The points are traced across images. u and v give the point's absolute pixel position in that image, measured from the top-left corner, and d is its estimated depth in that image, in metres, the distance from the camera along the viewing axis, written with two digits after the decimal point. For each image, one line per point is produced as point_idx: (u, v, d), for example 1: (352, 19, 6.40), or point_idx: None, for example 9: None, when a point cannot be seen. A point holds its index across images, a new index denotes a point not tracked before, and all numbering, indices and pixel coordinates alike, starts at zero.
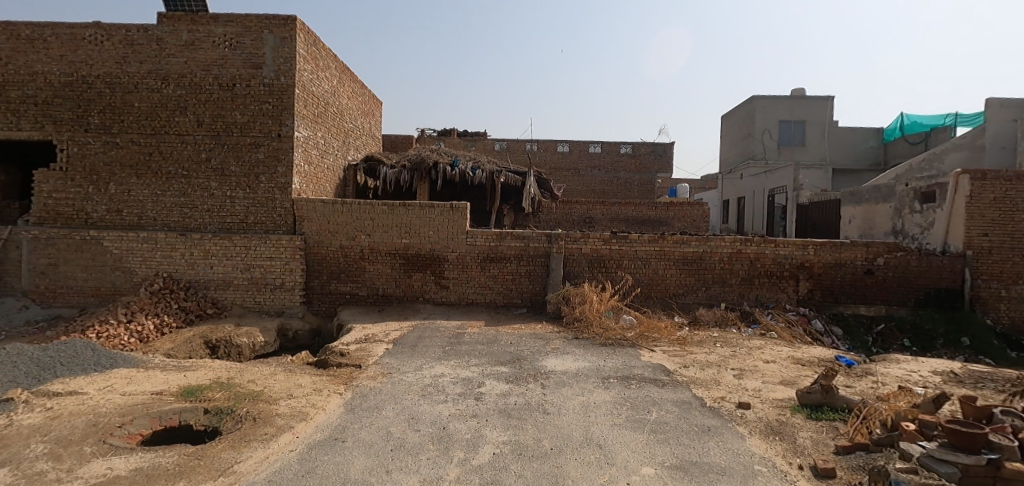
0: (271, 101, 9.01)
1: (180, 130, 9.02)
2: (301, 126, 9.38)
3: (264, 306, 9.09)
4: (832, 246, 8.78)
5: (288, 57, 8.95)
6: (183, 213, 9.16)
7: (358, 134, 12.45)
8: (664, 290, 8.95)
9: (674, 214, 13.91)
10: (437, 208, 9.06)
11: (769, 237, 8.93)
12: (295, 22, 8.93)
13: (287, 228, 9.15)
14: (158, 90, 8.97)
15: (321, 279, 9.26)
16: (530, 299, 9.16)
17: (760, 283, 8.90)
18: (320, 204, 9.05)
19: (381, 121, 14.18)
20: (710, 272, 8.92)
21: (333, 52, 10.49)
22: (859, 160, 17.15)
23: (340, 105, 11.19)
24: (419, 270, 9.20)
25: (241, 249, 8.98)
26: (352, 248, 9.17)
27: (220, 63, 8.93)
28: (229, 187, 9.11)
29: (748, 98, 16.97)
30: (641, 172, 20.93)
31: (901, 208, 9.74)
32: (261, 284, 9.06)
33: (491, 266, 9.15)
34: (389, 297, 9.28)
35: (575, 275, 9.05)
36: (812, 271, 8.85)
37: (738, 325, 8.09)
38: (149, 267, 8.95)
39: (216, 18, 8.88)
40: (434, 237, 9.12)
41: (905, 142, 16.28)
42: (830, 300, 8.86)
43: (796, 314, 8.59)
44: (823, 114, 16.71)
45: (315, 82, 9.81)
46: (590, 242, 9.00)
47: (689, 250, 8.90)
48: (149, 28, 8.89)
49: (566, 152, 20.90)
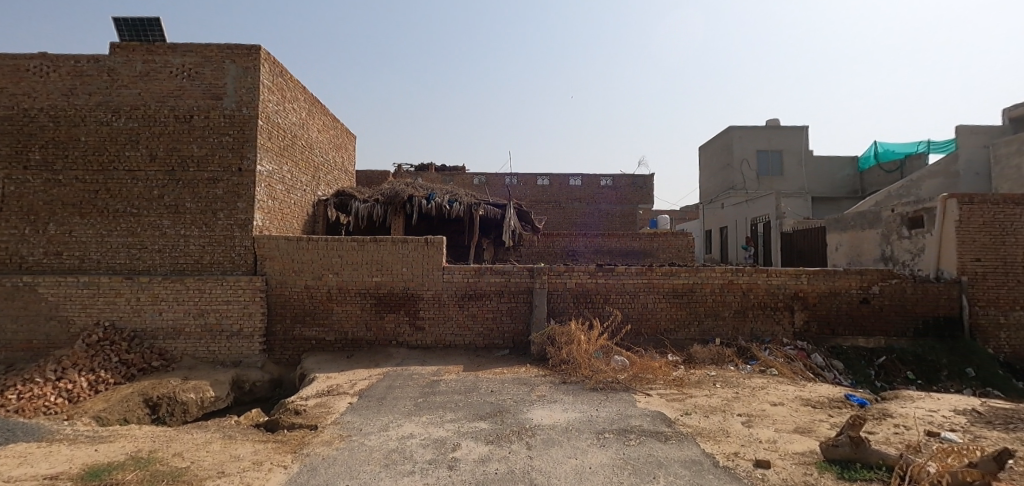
0: (231, 133, 8.45)
1: (131, 166, 8.35)
2: (265, 159, 8.81)
3: (218, 356, 8.21)
4: (826, 274, 8.44)
5: (251, 88, 8.49)
6: (131, 254, 8.34)
7: (329, 168, 11.94)
8: (654, 326, 8.41)
9: (658, 244, 13.57)
10: (411, 243, 8.45)
11: (760, 267, 8.55)
12: (259, 52, 8.52)
13: (246, 268, 8.40)
14: (108, 123, 8.34)
15: (284, 324, 8.46)
16: (512, 340, 8.50)
17: (754, 315, 8.45)
18: (283, 241, 8.38)
19: (354, 155, 13.72)
20: (702, 305, 8.44)
21: (302, 84, 10.08)
22: (837, 188, 17.29)
23: (309, 138, 10.70)
24: (392, 310, 8.49)
25: (194, 292, 8.17)
26: (318, 289, 8.45)
27: (177, 95, 8.40)
28: (183, 224, 8.39)
29: (725, 129, 17.12)
30: (622, 204, 20.77)
31: (889, 233, 9.53)
32: (216, 331, 8.22)
33: (470, 304, 8.51)
34: (359, 342, 8.52)
35: (560, 312, 8.47)
36: (806, 302, 8.47)
37: (736, 362, 7.55)
38: (88, 316, 8.04)
39: (174, 47, 8.40)
40: (408, 274, 8.47)
41: (881, 170, 16.50)
42: (827, 332, 8.44)
43: (794, 348, 8.10)
44: (799, 143, 16.93)
45: (281, 114, 9.33)
46: (575, 276, 8.47)
47: (679, 282, 8.44)
48: (101, 58, 8.33)
49: (546, 185, 20.72)
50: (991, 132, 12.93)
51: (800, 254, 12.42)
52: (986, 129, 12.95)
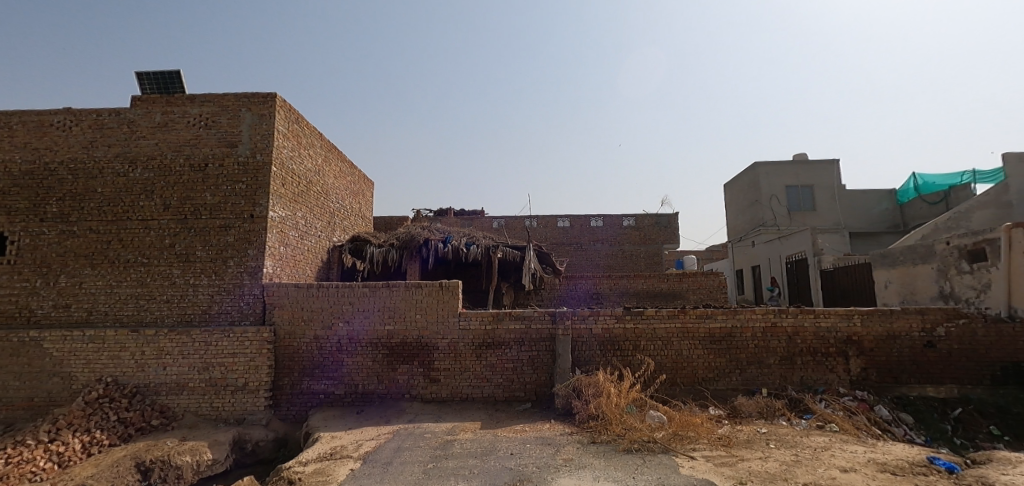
0: (245, 180, 8.36)
1: (144, 216, 8.28)
2: (278, 205, 8.66)
3: (221, 413, 7.72)
4: (880, 314, 7.63)
5: (266, 134, 8.47)
6: (138, 306, 8.10)
7: (346, 214, 11.81)
8: (691, 375, 7.62)
9: (687, 285, 12.82)
10: (425, 288, 7.99)
11: (806, 307, 7.77)
12: (275, 99, 8.57)
13: (254, 318, 8.05)
14: (125, 174, 8.37)
15: (292, 377, 7.97)
16: (534, 392, 7.81)
17: (803, 362, 7.60)
18: (293, 289, 8.03)
19: (371, 201, 13.66)
20: (743, 352, 7.65)
21: (318, 130, 10.12)
22: (875, 223, 16.35)
23: (325, 184, 10.63)
24: (405, 361, 7.93)
25: (200, 345, 7.80)
26: (328, 339, 7.99)
27: (194, 143, 8.43)
28: (193, 274, 8.17)
29: (750, 165, 16.62)
30: (646, 244, 20.14)
31: (945, 268, 8.55)
32: (220, 385, 7.76)
33: (488, 354, 7.90)
34: (370, 396, 7.94)
35: (585, 361, 7.77)
36: (862, 346, 7.61)
37: (788, 415, 6.69)
38: (92, 371, 7.72)
39: (192, 98, 8.51)
40: (422, 321, 7.97)
41: (923, 202, 15.57)
42: (889, 380, 7.54)
43: (853, 400, 7.18)
44: (829, 178, 16.25)
45: (295, 160, 9.29)
46: (601, 321, 7.82)
47: (716, 326, 7.70)
48: (122, 111, 8.49)
49: (566, 226, 20.32)
50: None
51: (844, 293, 11.44)
52: None
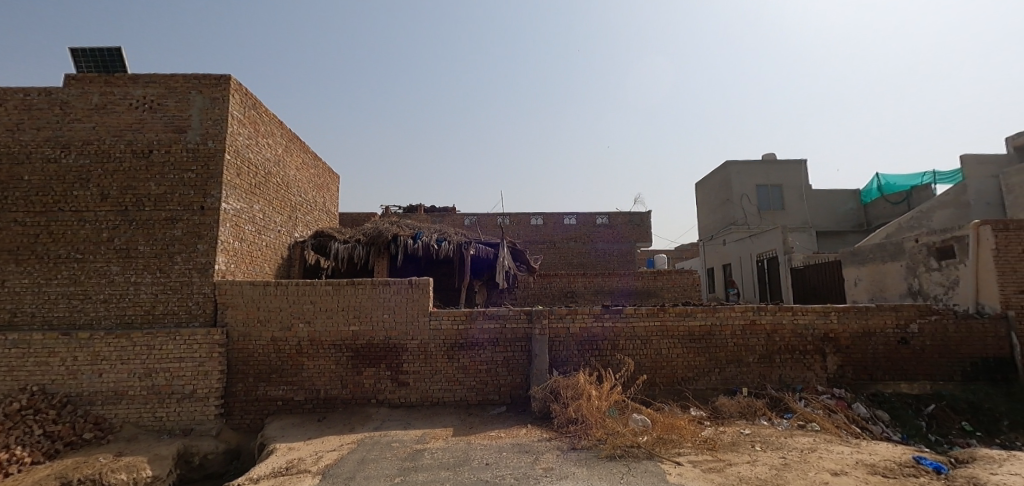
0: (195, 169, 7.66)
1: (78, 207, 7.47)
2: (232, 197, 7.99)
3: (166, 423, 7.02)
4: (856, 311, 7.60)
5: (219, 119, 7.80)
6: (71, 306, 7.28)
7: (309, 209, 11.14)
8: (670, 375, 7.41)
9: (662, 283, 12.71)
10: (393, 286, 7.48)
11: (784, 305, 7.68)
12: (229, 82, 7.90)
13: (204, 319, 7.36)
14: (56, 160, 7.52)
15: (247, 383, 7.34)
16: (509, 395, 7.43)
17: (782, 360, 7.50)
18: (248, 287, 7.40)
19: (336, 195, 12.99)
20: (723, 350, 7.49)
21: (278, 118, 9.45)
22: (840, 222, 16.76)
23: (285, 176, 9.96)
24: (371, 364, 7.42)
25: (142, 349, 7.07)
26: (287, 341, 7.39)
27: (136, 128, 7.67)
28: (134, 271, 7.42)
29: (722, 164, 16.73)
30: (619, 242, 20.08)
31: (915, 266, 8.62)
32: (165, 393, 7.06)
33: (461, 355, 7.47)
34: (333, 402, 7.38)
35: (563, 361, 7.45)
36: (839, 343, 7.57)
37: (770, 415, 6.55)
38: (14, 379, 6.87)
39: (135, 78, 7.74)
40: (390, 321, 7.46)
41: (886, 202, 16.05)
42: (865, 377, 7.53)
43: (832, 398, 7.12)
44: (797, 178, 16.52)
45: (252, 148, 8.61)
46: (579, 320, 7.51)
47: (695, 324, 7.51)
48: (53, 91, 7.63)
49: (540, 224, 20.05)
50: (995, 162, 12.62)
51: (814, 291, 11.51)
52: (991, 159, 12.62)
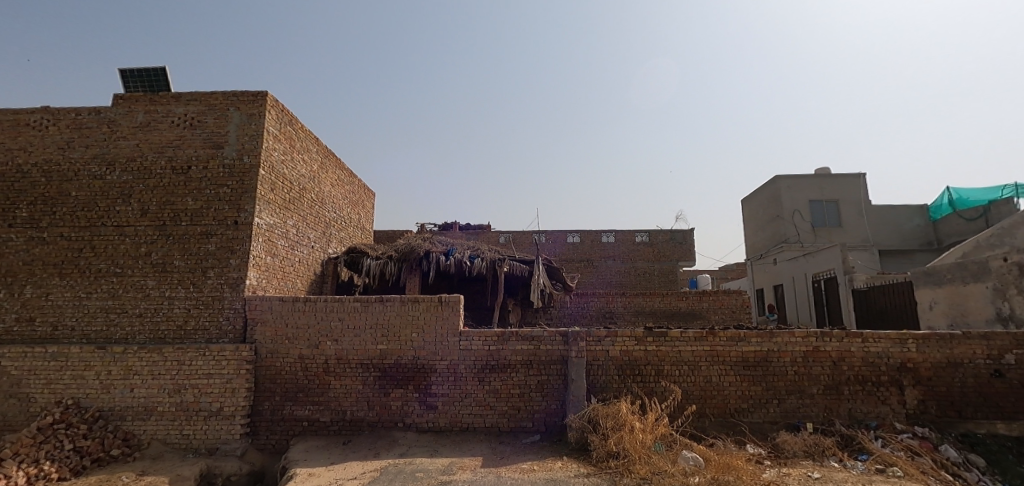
0: (230, 184, 7.70)
1: (120, 222, 7.62)
2: (265, 212, 7.97)
3: (192, 441, 6.89)
4: (938, 338, 6.69)
5: (255, 135, 7.85)
6: (108, 320, 7.35)
7: (343, 225, 11.12)
8: (722, 406, 6.71)
9: (708, 304, 11.90)
10: (422, 303, 7.17)
11: (852, 330, 6.86)
12: (266, 98, 7.98)
13: (234, 336, 7.27)
14: (102, 177, 7.74)
15: (274, 402, 7.15)
16: (543, 422, 6.91)
17: (851, 392, 6.67)
18: (277, 302, 7.26)
19: (371, 212, 12.98)
20: (782, 380, 6.73)
21: (313, 134, 9.51)
22: (906, 240, 15.40)
23: (320, 192, 9.98)
24: (399, 385, 7.08)
25: (173, 364, 7.02)
26: (315, 359, 7.17)
27: (177, 144, 7.82)
28: (169, 285, 7.44)
29: (770, 179, 15.81)
30: (659, 261, 19.26)
31: (1003, 288, 7.58)
32: (192, 410, 6.95)
33: (492, 378, 7.02)
34: (359, 424, 7.07)
35: (602, 387, 6.88)
36: (918, 375, 6.67)
37: (841, 456, 5.75)
38: (51, 392, 6.94)
39: (178, 97, 7.94)
40: (419, 340, 7.14)
41: (959, 218, 14.62)
42: (952, 415, 6.57)
43: (914, 437, 6.22)
44: (855, 193, 15.39)
45: (287, 164, 8.64)
46: (620, 342, 6.94)
47: (750, 350, 6.79)
48: (102, 110, 7.92)
49: (576, 242, 19.54)
50: None
51: (882, 315, 10.42)
52: None
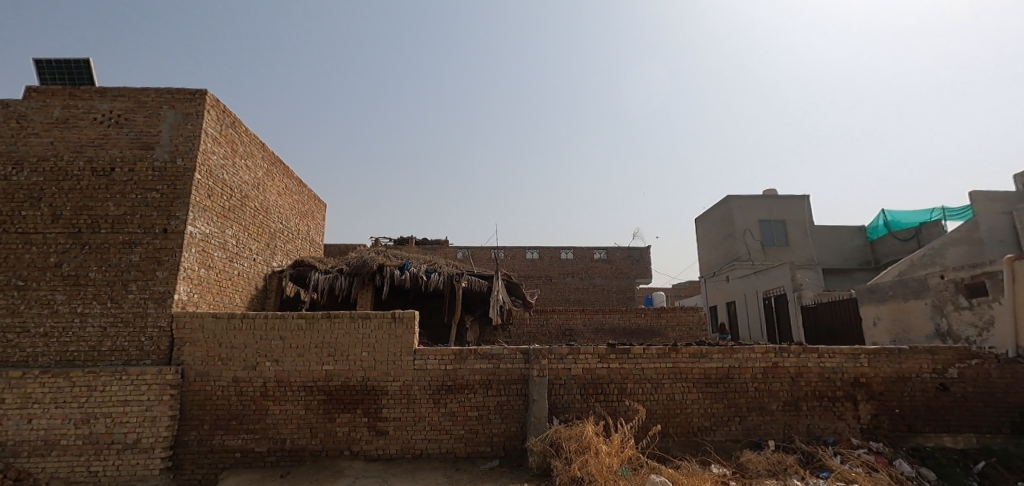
0: (161, 189, 7.00)
1: (26, 228, 6.72)
2: (201, 220, 7.28)
3: (101, 480, 6.00)
4: (887, 353, 6.87)
5: (191, 136, 7.21)
6: (4, 341, 6.38)
7: (290, 237, 10.43)
8: (685, 424, 6.56)
9: (666, 321, 11.92)
10: (374, 319, 6.67)
11: (808, 345, 6.93)
12: (205, 97, 7.37)
13: (157, 357, 6.49)
14: (6, 178, 6.84)
15: (202, 431, 6.40)
16: (502, 446, 6.51)
17: (809, 408, 6.70)
18: (210, 319, 6.57)
19: (321, 224, 12.31)
20: (743, 397, 6.68)
21: (258, 139, 8.90)
22: (847, 259, 16.25)
23: (265, 201, 9.32)
24: (346, 410, 6.51)
25: (81, 391, 6.14)
26: (251, 382, 6.49)
27: (99, 144, 7.05)
28: (82, 300, 6.58)
29: (723, 199, 16.32)
30: (618, 278, 19.39)
31: (942, 304, 7.70)
32: (103, 443, 6.08)
33: (448, 399, 6.58)
34: (300, 454, 6.42)
35: (563, 408, 6.58)
36: (871, 390, 6.80)
37: (803, 474, 5.69)
38: None
39: (103, 92, 7.19)
40: (369, 360, 6.61)
41: (894, 238, 15.56)
42: (903, 429, 6.72)
43: (869, 453, 6.28)
44: (800, 213, 16.11)
45: (228, 169, 8.00)
46: (582, 360, 6.70)
47: (711, 366, 6.71)
48: (11, 103, 7.04)
49: (535, 258, 19.41)
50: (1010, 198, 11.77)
51: (830, 331, 10.63)
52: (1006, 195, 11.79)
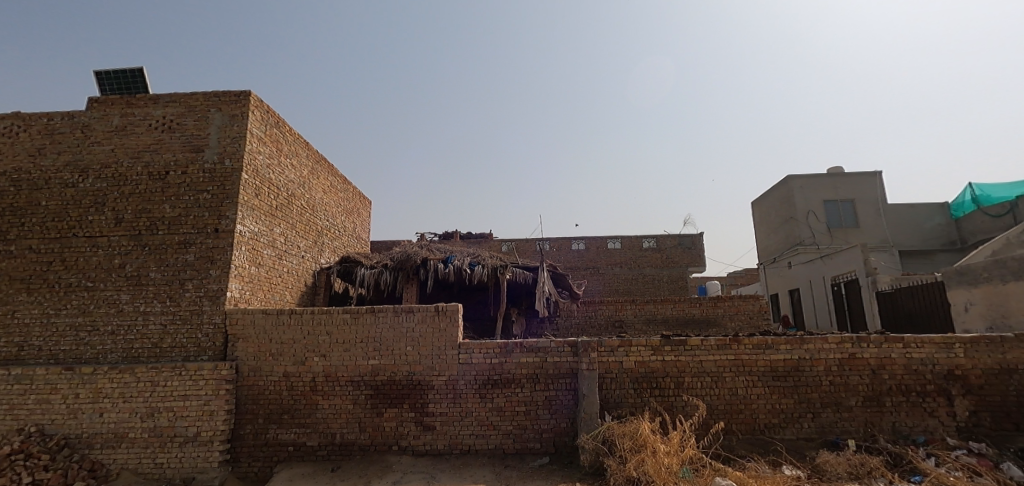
0: (211, 190, 7.19)
1: (92, 232, 7.10)
2: (249, 219, 7.44)
3: (166, 471, 6.26)
4: (989, 343, 6.02)
5: (237, 136, 7.37)
6: (77, 339, 6.78)
7: (337, 234, 10.59)
8: (750, 421, 6.06)
9: (723, 311, 11.23)
10: (417, 313, 6.57)
11: (891, 334, 6.21)
12: (249, 98, 7.51)
13: (213, 353, 6.68)
14: (74, 185, 7.25)
15: (257, 425, 6.54)
16: (552, 443, 6.26)
17: (894, 404, 6.00)
18: (261, 316, 6.69)
19: (367, 221, 12.47)
20: (816, 391, 6.07)
21: (302, 138, 9.02)
22: (927, 240, 14.77)
23: (311, 199, 9.48)
24: (393, 404, 6.45)
25: (146, 386, 6.42)
26: (301, 377, 6.56)
27: (155, 149, 7.34)
28: (144, 299, 6.88)
29: (782, 179, 15.23)
30: (668, 267, 18.61)
31: None
32: (166, 436, 6.33)
33: (495, 394, 6.38)
34: (349, 449, 6.43)
35: (616, 403, 6.23)
36: (968, 383, 6.00)
37: (891, 478, 5.09)
38: (14, 419, 6.36)
39: (156, 99, 7.47)
40: (414, 354, 6.53)
41: (984, 214, 13.95)
42: (1009, 427, 5.88)
43: (970, 455, 5.54)
44: (871, 192, 14.77)
45: (274, 168, 8.15)
46: (634, 352, 6.31)
47: (779, 359, 6.14)
48: (76, 115, 7.45)
49: (581, 249, 18.95)
50: None
51: (911, 319, 9.63)
52: None
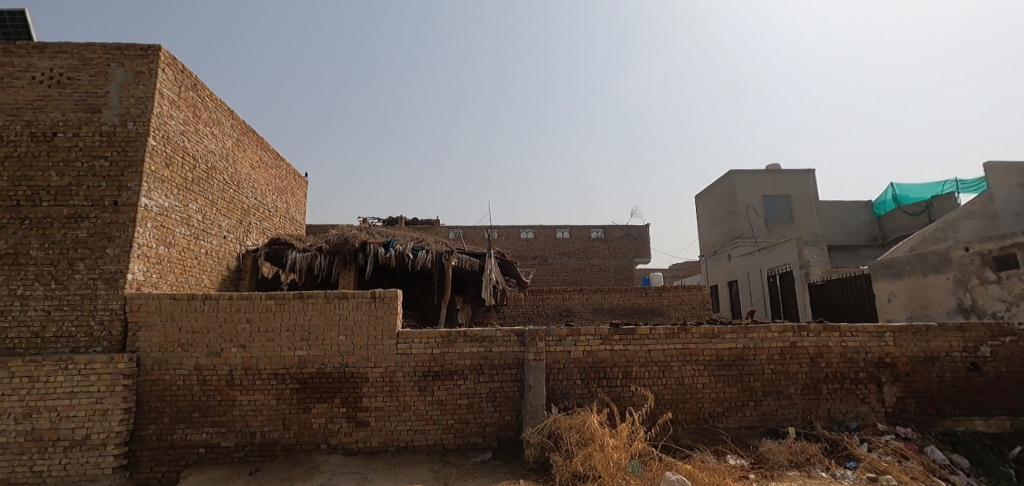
0: (110, 156, 6.24)
1: None
2: (158, 191, 6.54)
3: (46, 480, 5.37)
4: (915, 332, 6.28)
5: (144, 97, 6.43)
6: None
7: (266, 214, 9.69)
8: (695, 410, 6.00)
9: (668, 301, 11.33)
10: (351, 299, 6.00)
11: (829, 323, 6.34)
12: (158, 54, 6.57)
13: (110, 344, 5.81)
14: None
15: (162, 424, 5.77)
16: (496, 437, 5.93)
17: (830, 391, 6.14)
18: (168, 301, 5.88)
19: (301, 202, 11.56)
20: (758, 380, 6.10)
21: (225, 105, 8.08)
22: (853, 236, 15.74)
23: (236, 174, 8.56)
24: (322, 399, 5.88)
25: (22, 381, 5.46)
26: (215, 370, 5.83)
27: (40, 106, 6.26)
28: (22, 281, 5.86)
29: (725, 174, 15.66)
30: (616, 258, 18.80)
31: (965, 279, 7.03)
32: (48, 440, 5.42)
33: (436, 386, 5.96)
34: (272, 449, 5.80)
35: (563, 394, 5.99)
36: (896, 370, 6.24)
37: (827, 464, 5.18)
38: None
39: (42, 48, 6.35)
40: (346, 343, 5.97)
41: (903, 213, 15.03)
42: (930, 412, 6.18)
43: (898, 439, 5.75)
44: (806, 189, 15.49)
45: (189, 136, 7.22)
46: (583, 342, 6.08)
47: (724, 347, 6.12)
48: None
49: (530, 238, 18.74)
50: None
51: (840, 310, 10.11)
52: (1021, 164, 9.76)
